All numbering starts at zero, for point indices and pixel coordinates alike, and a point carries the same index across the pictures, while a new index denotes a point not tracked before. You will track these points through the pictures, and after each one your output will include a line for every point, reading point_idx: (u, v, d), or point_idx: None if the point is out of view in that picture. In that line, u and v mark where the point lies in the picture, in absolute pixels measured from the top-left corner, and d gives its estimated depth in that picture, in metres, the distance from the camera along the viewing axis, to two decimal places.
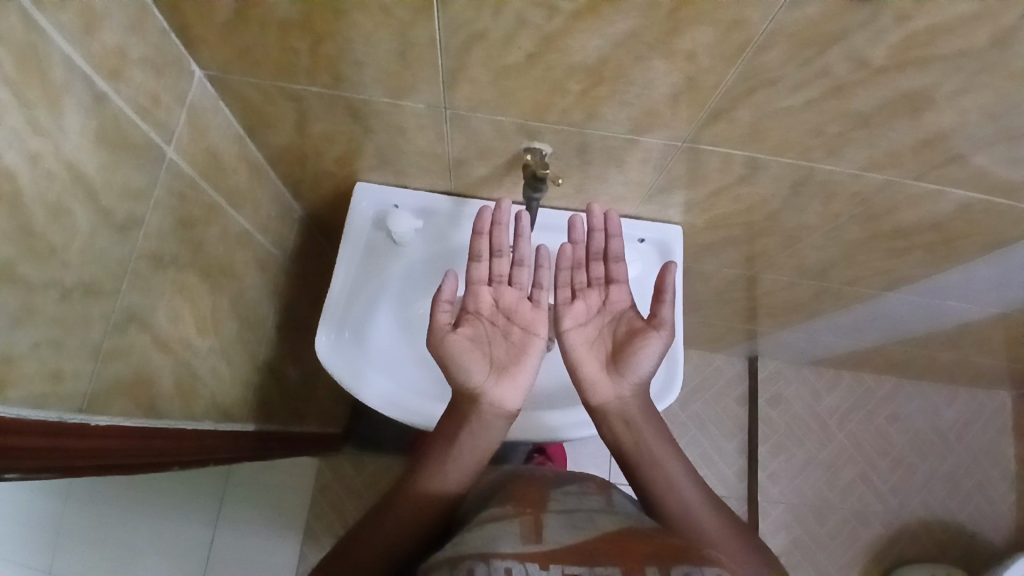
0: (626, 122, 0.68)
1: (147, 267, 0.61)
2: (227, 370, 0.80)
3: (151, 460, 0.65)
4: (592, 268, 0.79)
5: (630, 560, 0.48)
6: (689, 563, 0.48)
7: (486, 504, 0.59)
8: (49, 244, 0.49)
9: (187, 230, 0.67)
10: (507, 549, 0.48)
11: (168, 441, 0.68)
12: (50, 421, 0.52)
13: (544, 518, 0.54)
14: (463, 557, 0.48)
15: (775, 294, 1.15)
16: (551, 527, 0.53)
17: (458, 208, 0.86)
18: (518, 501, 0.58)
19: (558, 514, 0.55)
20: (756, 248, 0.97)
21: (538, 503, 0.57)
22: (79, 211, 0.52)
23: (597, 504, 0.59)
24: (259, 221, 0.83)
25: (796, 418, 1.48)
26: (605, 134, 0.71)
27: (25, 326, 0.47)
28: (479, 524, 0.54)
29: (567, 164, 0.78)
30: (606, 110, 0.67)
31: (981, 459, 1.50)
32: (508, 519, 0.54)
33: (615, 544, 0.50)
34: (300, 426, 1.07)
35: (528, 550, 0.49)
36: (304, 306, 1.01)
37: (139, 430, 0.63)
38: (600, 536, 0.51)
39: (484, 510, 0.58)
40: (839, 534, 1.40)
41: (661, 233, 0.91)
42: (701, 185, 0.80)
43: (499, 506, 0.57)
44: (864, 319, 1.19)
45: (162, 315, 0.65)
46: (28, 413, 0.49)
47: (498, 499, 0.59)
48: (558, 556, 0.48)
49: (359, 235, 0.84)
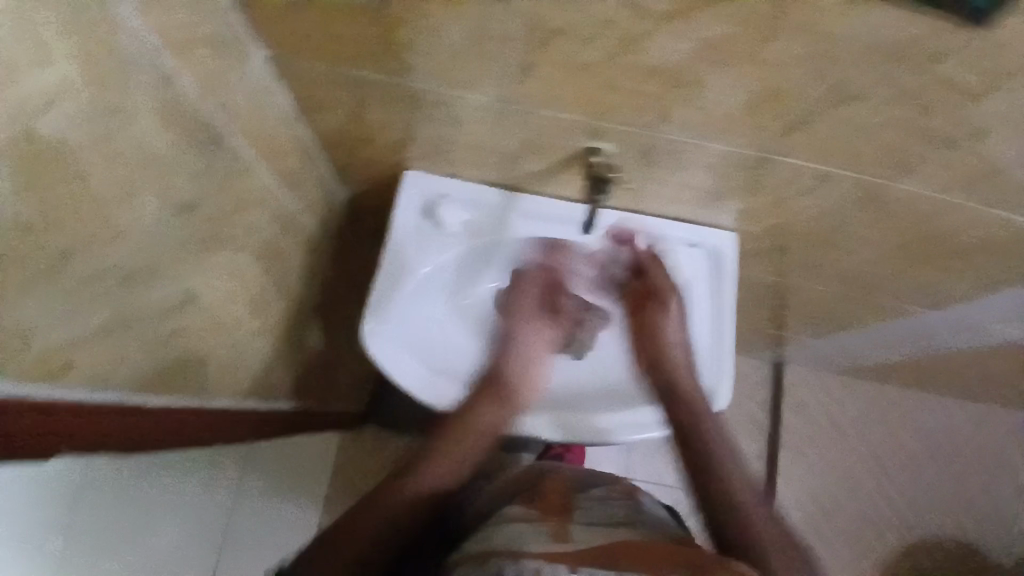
0: (699, 124, 0.66)
1: (206, 250, 0.60)
2: (269, 351, 0.79)
3: (189, 437, 0.66)
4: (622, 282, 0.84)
5: (648, 566, 0.45)
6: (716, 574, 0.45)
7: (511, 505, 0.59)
8: (116, 227, 0.48)
9: (242, 213, 0.66)
10: (536, 547, 0.48)
11: (220, 422, 0.71)
12: (108, 402, 0.52)
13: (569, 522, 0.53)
14: (492, 552, 0.48)
15: (814, 304, 1.13)
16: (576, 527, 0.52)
17: (505, 201, 0.83)
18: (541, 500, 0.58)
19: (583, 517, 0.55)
20: (804, 258, 0.96)
21: (559, 508, 0.56)
22: (143, 193, 0.50)
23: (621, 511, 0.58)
24: (306, 204, 0.82)
25: (818, 425, 1.47)
26: (672, 137, 0.69)
27: (88, 310, 0.47)
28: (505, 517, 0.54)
29: (627, 165, 0.76)
30: (677, 115, 0.65)
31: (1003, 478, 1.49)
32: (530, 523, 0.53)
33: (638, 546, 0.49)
34: (330, 405, 1.07)
35: (548, 549, 0.48)
36: (342, 290, 1.00)
37: (197, 407, 0.66)
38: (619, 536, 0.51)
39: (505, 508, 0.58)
40: (853, 544, 1.40)
41: (713, 239, 0.87)
42: (760, 193, 0.78)
43: (522, 508, 0.57)
44: (900, 334, 1.18)
45: (216, 298, 0.64)
46: (88, 396, 0.50)
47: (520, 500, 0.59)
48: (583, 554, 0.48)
49: (402, 221, 0.82)
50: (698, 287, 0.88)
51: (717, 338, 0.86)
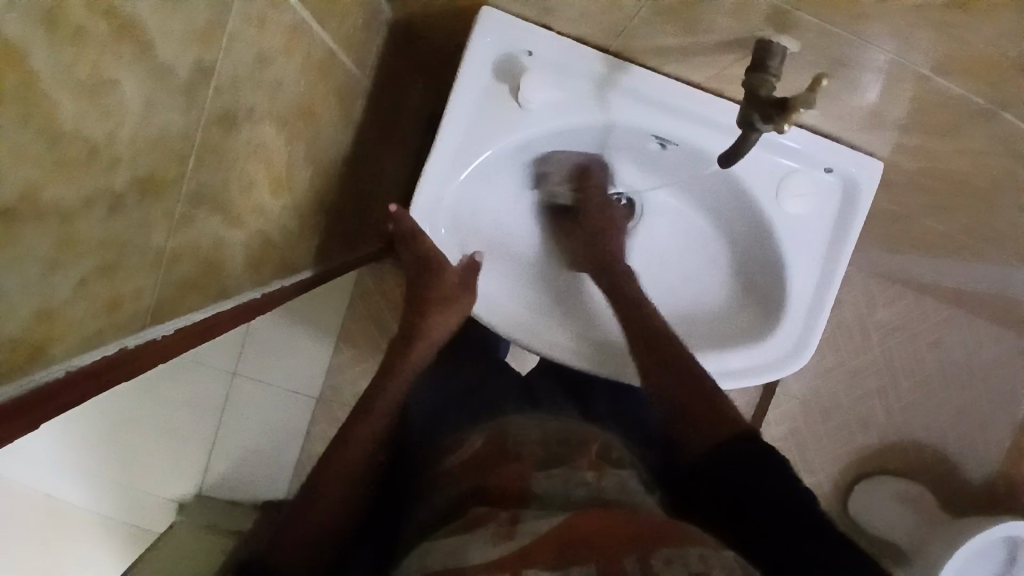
0: (938, 43, 0.47)
1: (218, 132, 0.45)
2: (296, 222, 0.69)
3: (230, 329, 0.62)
4: (718, 186, 0.73)
5: (608, 555, 0.43)
6: (671, 549, 0.44)
7: (460, 504, 0.51)
8: (90, 142, 0.32)
9: (264, 69, 0.48)
10: (476, 561, 0.43)
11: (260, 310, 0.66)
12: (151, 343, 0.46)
13: (522, 512, 0.47)
14: (430, 575, 0.44)
15: (914, 237, 0.92)
16: (527, 513, 0.47)
17: (607, 78, 0.64)
18: (500, 492, 0.51)
19: (532, 504, 0.48)
20: (942, 202, 0.77)
21: (517, 499, 0.49)
22: (137, 82, 0.34)
23: (587, 493, 0.49)
24: (343, 36, 0.62)
25: (842, 325, 1.35)
26: (888, 56, 0.51)
27: (63, 266, 0.33)
28: (445, 529, 0.49)
29: (797, 69, 0.56)
30: (920, 26, 0.46)
31: None
32: (471, 523, 0.48)
33: (588, 523, 0.45)
34: (351, 251, 0.99)
35: (500, 553, 0.43)
36: (368, 129, 0.84)
37: (229, 310, 0.59)
38: (573, 513, 0.47)
39: (478, 475, 0.54)
40: (837, 434, 1.36)
41: (857, 167, 0.69)
42: (953, 139, 0.60)
43: (477, 498, 0.51)
44: (983, 283, 1.04)
45: (235, 186, 0.51)
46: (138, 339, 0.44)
47: (469, 495, 0.52)
48: (533, 554, 0.43)
49: (473, 89, 0.64)
50: (822, 221, 0.71)
51: (820, 292, 0.72)
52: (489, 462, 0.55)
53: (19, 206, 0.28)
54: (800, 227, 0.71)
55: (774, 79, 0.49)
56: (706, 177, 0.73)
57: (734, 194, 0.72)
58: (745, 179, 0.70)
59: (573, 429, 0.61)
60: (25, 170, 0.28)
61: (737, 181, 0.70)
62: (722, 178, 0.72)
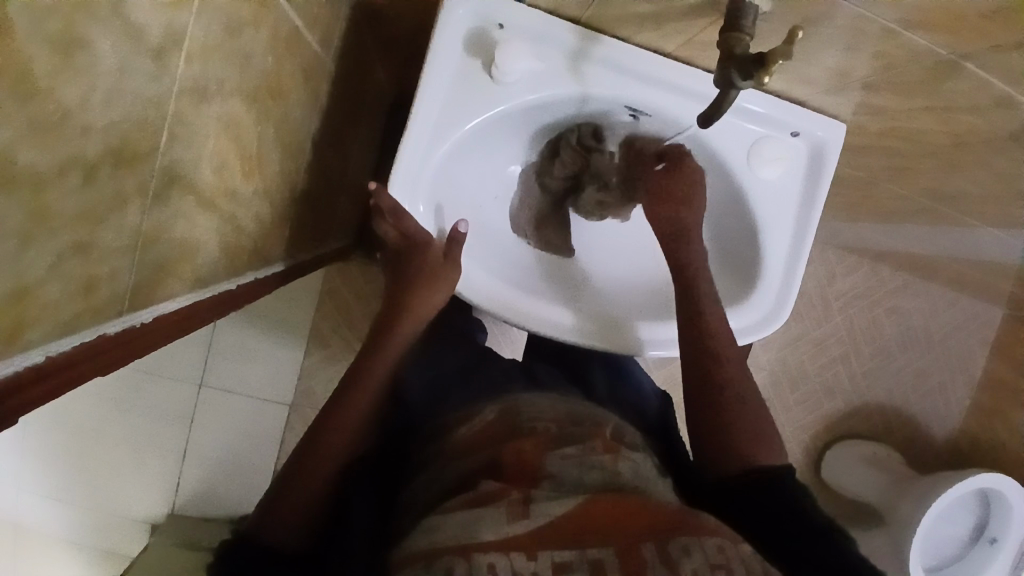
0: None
1: (190, 104, 0.43)
2: (268, 209, 0.67)
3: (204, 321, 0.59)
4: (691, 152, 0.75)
5: (624, 539, 0.43)
6: (687, 536, 0.44)
7: (469, 479, 0.50)
8: (61, 104, 0.30)
9: (234, 40, 0.46)
10: (491, 538, 0.43)
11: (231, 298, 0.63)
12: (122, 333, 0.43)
13: (534, 492, 0.47)
14: (441, 550, 0.43)
15: (872, 202, 0.96)
16: (540, 493, 0.46)
17: (580, 49, 0.66)
18: (513, 470, 0.50)
19: (545, 484, 0.48)
20: (900, 163, 0.80)
21: (532, 478, 0.49)
22: (109, 41, 0.32)
23: (601, 478, 0.49)
24: (308, 13, 0.60)
25: (804, 296, 1.38)
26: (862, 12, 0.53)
27: (36, 241, 0.31)
28: (450, 504, 0.48)
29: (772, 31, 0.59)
30: None
31: None
32: (482, 500, 0.46)
33: (610, 512, 0.44)
34: (320, 245, 0.97)
35: (515, 533, 0.43)
36: (335, 115, 0.82)
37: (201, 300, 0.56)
38: (592, 495, 0.46)
39: (482, 456, 0.53)
40: (806, 401, 1.39)
41: (822, 129, 0.72)
42: (918, 95, 0.63)
43: (486, 477, 0.50)
44: (937, 246, 1.08)
45: (208, 165, 0.49)
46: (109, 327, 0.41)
47: (480, 470, 0.51)
48: (550, 538, 0.43)
49: (448, 61, 0.65)
50: (793, 184, 0.73)
51: (796, 251, 0.73)
52: (501, 440, 0.54)
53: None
54: (774, 192, 0.73)
55: (748, 37, 0.50)
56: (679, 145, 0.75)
57: (708, 160, 0.74)
58: (718, 144, 0.72)
59: (575, 410, 0.60)
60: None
61: (710, 147, 0.72)
62: (695, 144, 0.73)
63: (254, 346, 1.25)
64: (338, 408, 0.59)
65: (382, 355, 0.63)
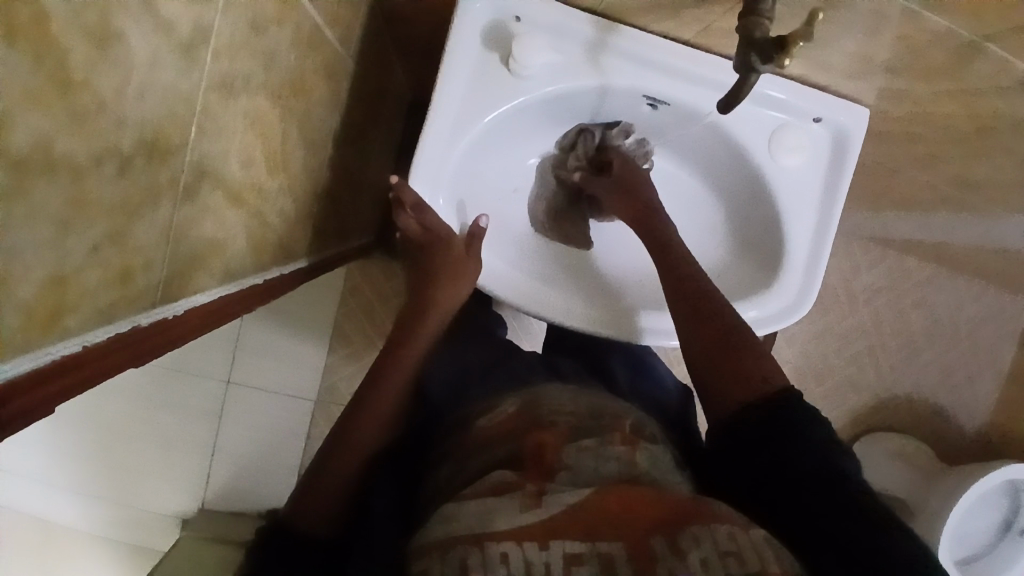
0: None
1: (217, 99, 0.44)
2: (292, 206, 0.68)
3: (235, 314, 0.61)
4: (709, 142, 0.75)
5: (635, 530, 0.43)
6: (699, 525, 0.44)
7: (490, 469, 0.51)
8: (98, 96, 0.31)
9: (259, 38, 0.48)
10: (503, 528, 0.43)
11: (258, 295, 0.65)
12: (156, 324, 0.44)
13: (549, 485, 0.47)
14: (454, 541, 0.44)
15: (894, 190, 0.94)
16: (555, 487, 0.47)
17: (596, 39, 0.66)
18: (532, 462, 0.50)
19: (561, 477, 0.48)
20: (922, 149, 0.78)
21: (547, 471, 0.49)
22: (141, 36, 0.33)
23: (617, 469, 0.49)
24: (329, 10, 0.61)
25: (828, 288, 1.34)
26: None
27: (75, 230, 0.32)
28: (468, 494, 0.49)
29: (791, 14, 0.59)
30: None
31: (978, 357, 1.35)
32: (502, 490, 0.47)
33: (622, 503, 0.44)
34: (341, 244, 0.98)
35: (526, 523, 0.43)
36: (355, 112, 0.83)
37: (230, 295, 0.57)
38: (603, 487, 0.46)
39: (502, 446, 0.53)
40: (832, 396, 1.35)
41: (844, 115, 0.71)
42: (940, 78, 0.63)
43: (504, 467, 0.50)
44: (965, 235, 1.05)
45: (234, 160, 0.50)
46: (143, 318, 0.43)
47: (501, 461, 0.51)
48: (562, 529, 0.43)
49: (467, 55, 0.65)
50: (814, 170, 0.73)
51: (819, 240, 0.73)
52: (521, 431, 0.55)
53: (33, 158, 0.28)
54: (795, 181, 0.72)
55: (767, 19, 0.50)
56: (696, 135, 0.76)
57: (728, 149, 0.74)
58: (738, 133, 0.72)
59: (596, 403, 0.60)
60: (38, 121, 0.27)
61: (729, 135, 0.72)
62: (714, 133, 0.73)
63: (279, 345, 1.27)
64: (363, 403, 0.60)
65: (404, 350, 0.64)
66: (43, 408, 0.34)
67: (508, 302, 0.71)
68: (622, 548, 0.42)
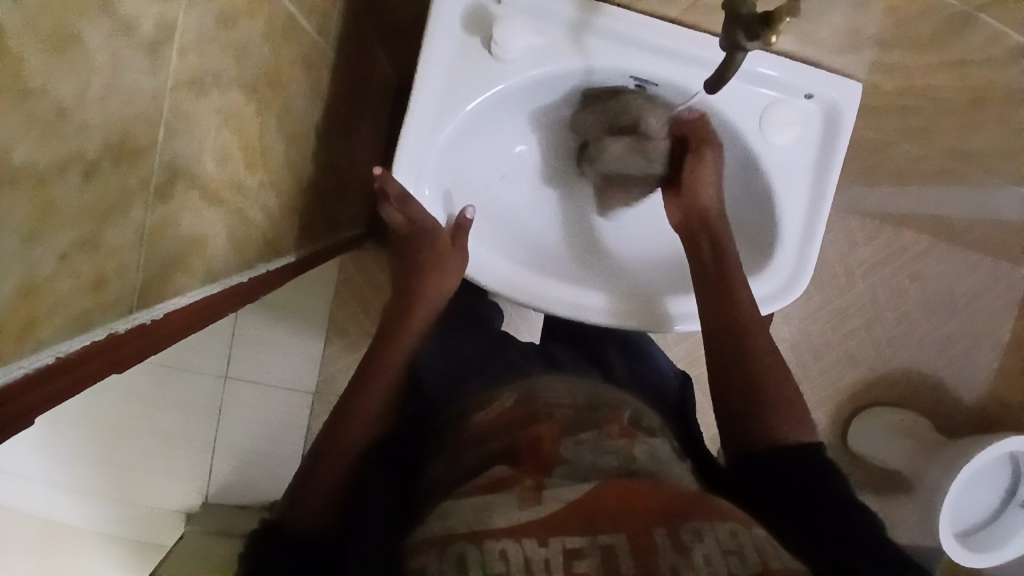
0: None
1: (188, 96, 0.42)
2: (276, 201, 0.67)
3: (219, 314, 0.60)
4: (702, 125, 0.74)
5: (637, 524, 0.43)
6: (701, 520, 0.44)
7: (487, 463, 0.50)
8: (57, 101, 0.30)
9: (230, 30, 0.46)
10: (502, 524, 0.43)
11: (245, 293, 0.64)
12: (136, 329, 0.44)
13: (547, 479, 0.47)
14: (452, 537, 0.43)
15: (890, 163, 0.92)
16: (554, 480, 0.46)
17: (581, 20, 0.65)
18: (528, 456, 0.50)
19: (558, 471, 0.47)
20: (918, 122, 0.77)
21: (545, 465, 0.48)
22: (99, 35, 0.32)
23: (615, 462, 0.48)
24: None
25: (824, 265, 1.34)
26: None
27: (42, 239, 0.31)
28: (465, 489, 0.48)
29: None
30: None
31: None
32: (500, 485, 0.47)
33: (621, 495, 0.44)
34: (332, 237, 0.97)
35: (526, 519, 0.43)
36: (340, 103, 0.81)
37: (214, 295, 0.56)
38: (603, 480, 0.46)
39: (498, 441, 0.53)
40: (829, 372, 1.37)
41: (836, 90, 0.69)
42: None
43: (501, 462, 0.50)
44: (960, 208, 1.05)
45: (210, 158, 0.49)
46: (121, 325, 0.42)
47: (498, 455, 0.51)
48: (563, 524, 0.43)
49: (448, 40, 0.64)
50: (807, 149, 0.71)
51: (811, 220, 0.72)
52: (517, 425, 0.54)
53: None
54: (787, 159, 0.71)
55: None
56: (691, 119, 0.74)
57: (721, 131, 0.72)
58: (729, 112, 0.70)
59: (591, 395, 0.60)
60: None
61: (722, 116, 0.71)
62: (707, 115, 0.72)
63: (276, 339, 1.26)
64: (356, 399, 0.59)
65: (397, 346, 0.63)
66: (17, 418, 0.33)
67: (499, 294, 0.71)
68: (626, 538, 0.42)
